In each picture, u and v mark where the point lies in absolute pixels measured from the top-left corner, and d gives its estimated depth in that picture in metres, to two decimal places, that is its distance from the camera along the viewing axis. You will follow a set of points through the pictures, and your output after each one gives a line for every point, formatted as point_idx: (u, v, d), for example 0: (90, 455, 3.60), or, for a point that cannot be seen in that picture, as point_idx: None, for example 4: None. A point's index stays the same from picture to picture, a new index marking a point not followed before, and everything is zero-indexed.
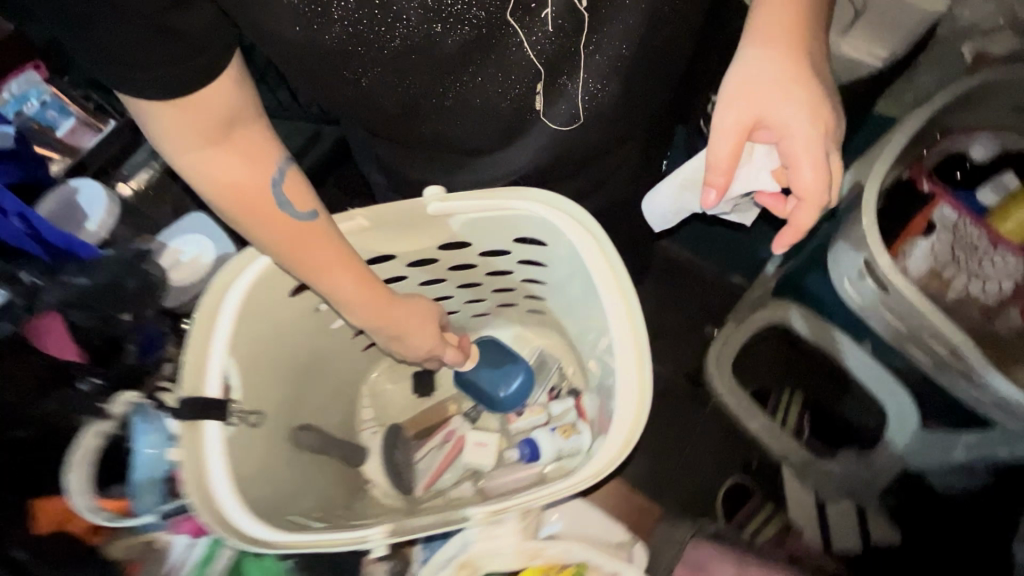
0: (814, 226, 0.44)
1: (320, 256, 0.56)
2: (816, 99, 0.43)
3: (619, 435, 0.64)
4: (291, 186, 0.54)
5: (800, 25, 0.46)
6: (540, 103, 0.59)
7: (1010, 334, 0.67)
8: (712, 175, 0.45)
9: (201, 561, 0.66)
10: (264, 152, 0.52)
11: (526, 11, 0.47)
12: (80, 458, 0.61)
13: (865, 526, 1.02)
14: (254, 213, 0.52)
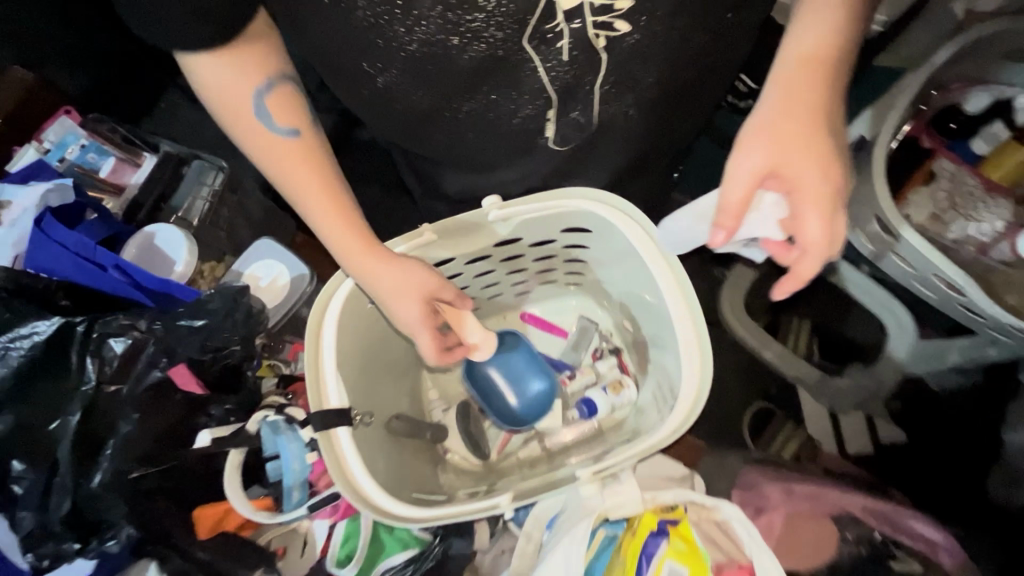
0: (814, 276, 0.49)
1: (296, 175, 0.62)
2: (827, 162, 0.47)
3: (687, 393, 0.75)
4: (279, 104, 0.61)
5: (826, 87, 0.48)
6: (550, 127, 0.66)
7: (1003, 265, 0.77)
8: (721, 219, 0.49)
9: (342, 542, 0.76)
10: (257, 70, 0.58)
11: (542, 40, 0.53)
12: (232, 472, 0.72)
13: (875, 432, 1.17)
14: (244, 124, 0.60)
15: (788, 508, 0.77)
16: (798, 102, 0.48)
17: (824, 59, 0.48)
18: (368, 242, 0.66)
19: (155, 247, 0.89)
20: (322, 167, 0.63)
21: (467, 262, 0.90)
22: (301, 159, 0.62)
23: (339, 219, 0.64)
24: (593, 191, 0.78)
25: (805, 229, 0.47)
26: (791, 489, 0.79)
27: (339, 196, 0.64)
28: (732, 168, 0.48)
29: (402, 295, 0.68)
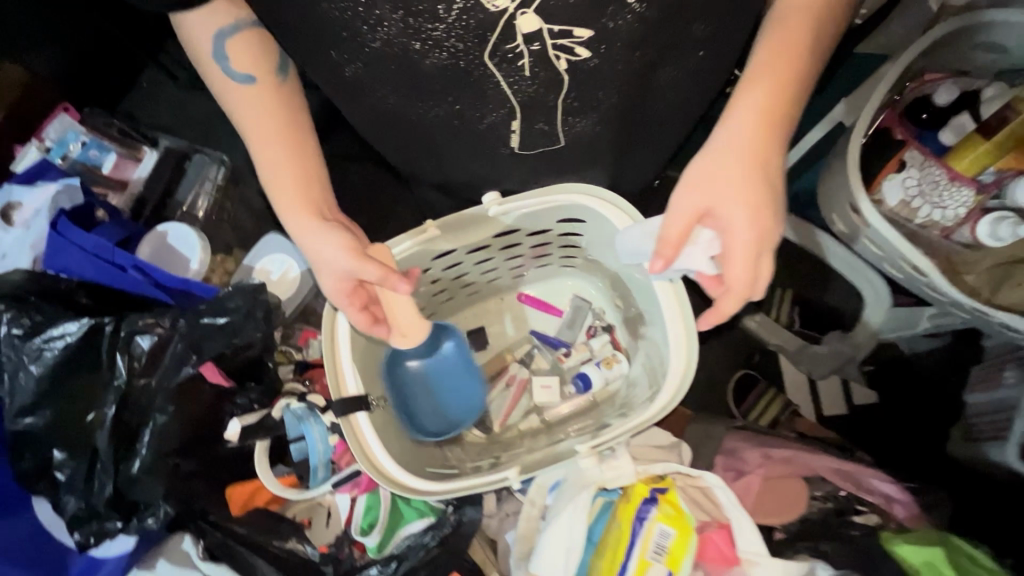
0: (734, 312, 0.62)
1: (253, 117, 0.66)
2: (755, 211, 0.58)
3: (676, 373, 0.77)
4: (240, 49, 0.63)
5: (763, 148, 0.59)
6: (514, 137, 0.70)
7: (964, 248, 0.83)
8: (662, 249, 0.61)
9: (365, 512, 0.83)
10: (225, 13, 0.62)
11: (503, 58, 0.57)
12: (262, 457, 0.79)
13: (849, 393, 1.32)
14: (205, 64, 0.64)
15: (765, 472, 0.84)
16: (736, 156, 0.59)
17: (767, 126, 0.59)
18: (304, 193, 0.68)
19: (170, 245, 0.93)
20: (274, 117, 0.66)
21: (467, 253, 0.96)
22: (258, 103, 0.66)
23: (280, 166, 0.67)
24: (584, 184, 0.81)
25: (732, 270, 0.59)
26: (767, 454, 0.87)
27: (284, 146, 0.67)
28: (673, 207, 0.61)
29: (325, 255, 0.68)
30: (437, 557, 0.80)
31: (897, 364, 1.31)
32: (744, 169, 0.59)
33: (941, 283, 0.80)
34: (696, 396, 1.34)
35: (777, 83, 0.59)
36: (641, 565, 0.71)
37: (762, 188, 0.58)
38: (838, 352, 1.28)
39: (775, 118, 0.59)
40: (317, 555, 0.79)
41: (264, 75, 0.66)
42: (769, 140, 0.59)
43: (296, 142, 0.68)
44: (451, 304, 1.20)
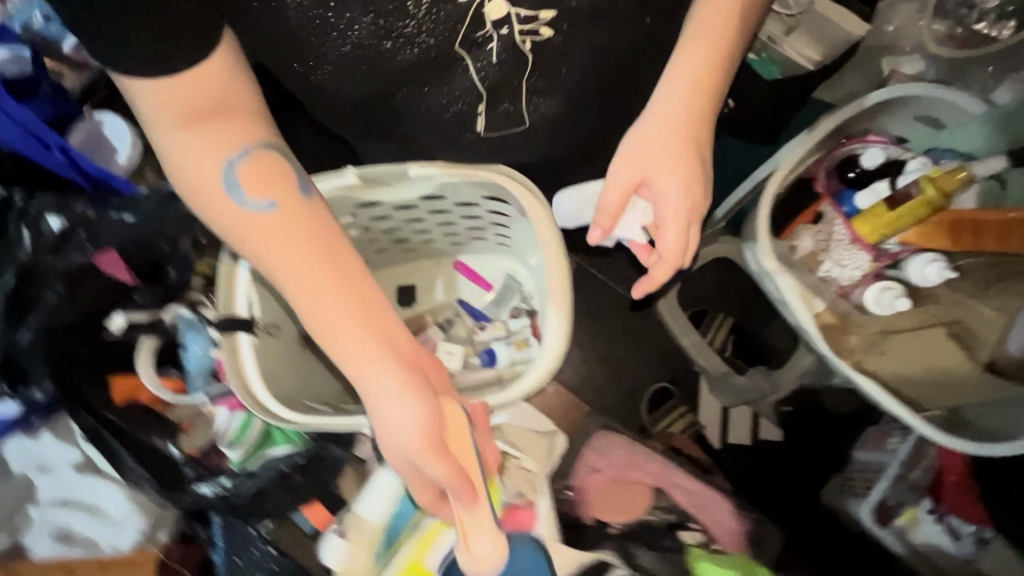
0: (666, 279, 0.68)
1: (281, 245, 0.58)
2: (684, 185, 0.67)
3: (548, 353, 0.80)
4: (252, 174, 0.60)
5: (692, 129, 0.69)
6: (479, 120, 0.77)
7: (857, 312, 0.84)
8: (600, 219, 0.69)
9: (238, 429, 0.86)
10: (231, 140, 0.59)
11: (474, 43, 0.65)
12: (144, 355, 0.83)
13: (757, 428, 1.33)
14: (217, 201, 0.59)
15: (614, 474, 0.90)
16: (664, 133, 0.68)
17: (694, 109, 0.69)
18: (359, 332, 0.57)
19: (103, 136, 0.95)
20: (307, 243, 0.58)
21: (396, 208, 0.99)
22: (282, 231, 0.58)
23: (325, 301, 0.57)
24: (505, 168, 0.86)
25: (663, 237, 0.67)
26: (625, 458, 0.92)
27: (323, 275, 0.57)
28: (613, 178, 0.70)
29: (395, 421, 0.56)
30: (296, 484, 0.85)
31: (806, 415, 1.31)
32: (672, 145, 0.68)
33: (818, 338, 0.81)
34: (606, 399, 1.38)
35: (696, 77, 0.68)
36: (437, 527, 0.74)
37: (691, 162, 0.68)
38: (757, 386, 1.27)
39: (703, 98, 0.69)
40: (179, 455, 0.83)
41: (284, 194, 0.60)
42: (696, 125, 0.69)
43: (337, 267, 0.58)
44: (385, 256, 1.23)
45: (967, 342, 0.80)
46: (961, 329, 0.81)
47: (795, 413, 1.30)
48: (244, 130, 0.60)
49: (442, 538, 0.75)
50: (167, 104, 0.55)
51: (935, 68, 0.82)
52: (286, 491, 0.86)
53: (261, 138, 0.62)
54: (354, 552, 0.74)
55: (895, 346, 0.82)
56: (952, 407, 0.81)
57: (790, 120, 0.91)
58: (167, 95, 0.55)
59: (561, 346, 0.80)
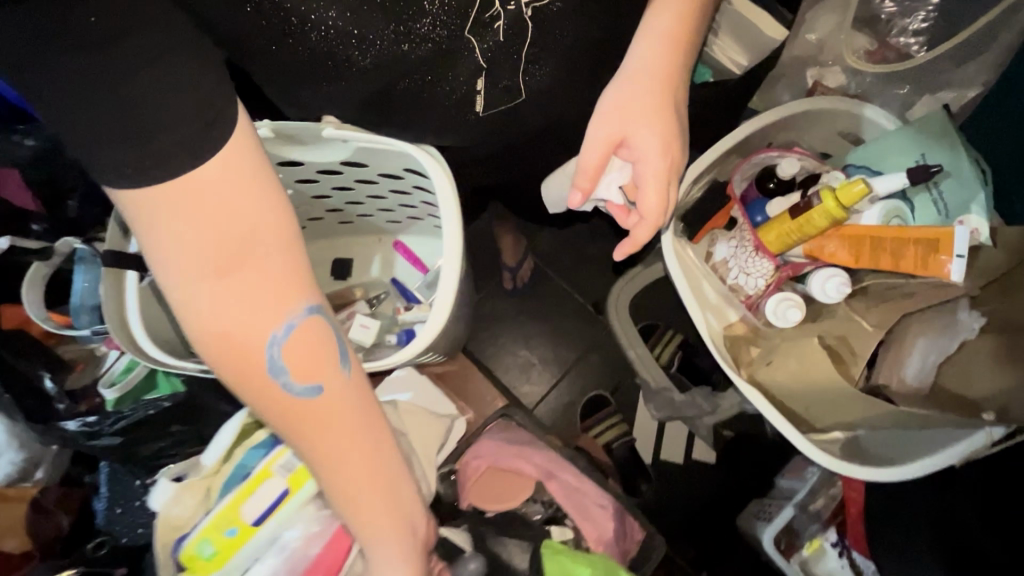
0: (647, 241, 0.67)
1: (325, 443, 0.48)
2: (665, 142, 0.64)
3: (436, 322, 0.82)
4: (299, 351, 0.47)
5: (670, 81, 0.65)
6: (478, 100, 0.69)
7: (766, 325, 0.81)
8: (579, 182, 0.67)
9: (122, 371, 0.86)
10: (272, 302, 0.45)
11: (482, 25, 0.59)
12: (31, 281, 0.81)
13: (690, 447, 1.39)
14: (250, 377, 0.46)
15: (494, 460, 0.90)
16: (646, 91, 0.64)
17: (674, 60, 0.65)
18: (387, 535, 0.53)
19: None
20: (353, 445, 0.49)
21: (319, 172, 0.96)
22: (326, 430, 0.48)
23: (368, 510, 0.51)
24: (426, 145, 0.84)
25: (646, 200, 0.65)
26: (514, 449, 0.91)
27: (367, 490, 0.50)
28: (592, 138, 0.66)
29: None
30: (178, 433, 0.85)
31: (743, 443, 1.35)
32: (653, 99, 0.64)
33: (712, 346, 0.79)
34: (546, 400, 1.43)
35: (675, 27, 0.65)
36: (259, 477, 0.68)
37: (670, 114, 0.64)
38: (697, 404, 1.30)
39: (682, 48, 0.65)
40: (54, 390, 0.82)
41: (334, 376, 0.48)
42: (674, 79, 0.65)
43: (377, 472, 0.51)
44: (321, 226, 1.20)
45: (845, 358, 0.76)
46: (839, 342, 0.76)
47: (735, 439, 1.35)
48: (287, 295, 0.46)
49: (261, 494, 0.67)
50: (186, 250, 0.42)
51: (857, 82, 0.79)
52: (166, 441, 0.85)
53: (307, 299, 0.47)
54: (183, 495, 0.72)
55: (784, 356, 0.78)
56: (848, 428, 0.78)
57: (729, 123, 0.87)
58: (192, 240, 0.42)
59: (444, 320, 0.82)
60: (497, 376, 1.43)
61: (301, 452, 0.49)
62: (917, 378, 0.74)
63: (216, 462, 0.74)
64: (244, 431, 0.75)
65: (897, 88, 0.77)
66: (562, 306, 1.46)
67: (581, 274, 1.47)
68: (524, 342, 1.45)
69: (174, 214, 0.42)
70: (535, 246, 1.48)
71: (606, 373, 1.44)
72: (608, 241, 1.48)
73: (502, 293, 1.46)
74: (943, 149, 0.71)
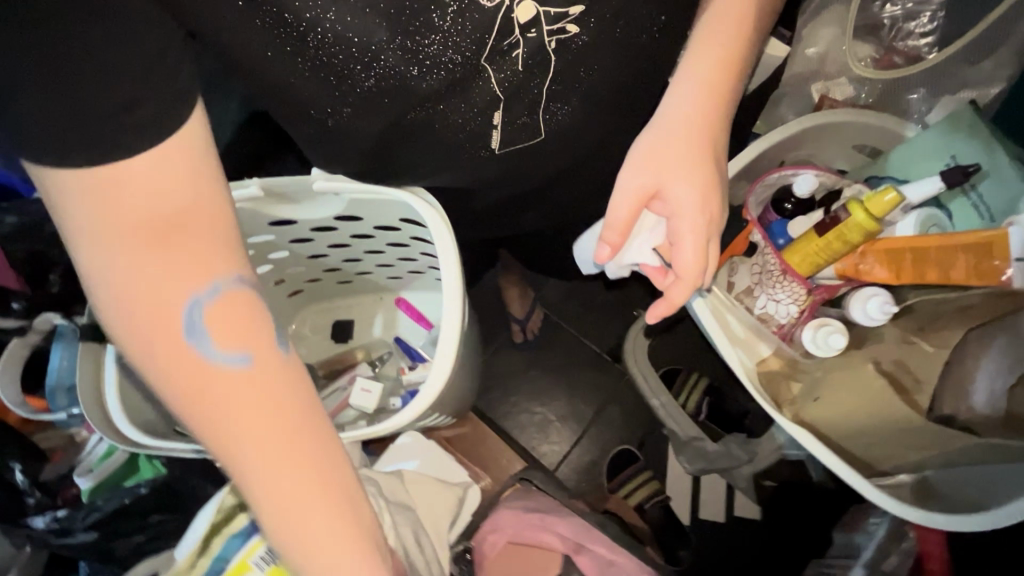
0: (683, 301, 0.63)
1: (263, 435, 0.38)
2: (701, 197, 0.61)
3: (439, 373, 0.75)
4: (225, 317, 0.40)
5: (710, 135, 0.63)
6: (495, 136, 0.66)
7: (805, 357, 0.74)
8: (608, 235, 0.64)
9: (101, 455, 0.79)
10: (199, 265, 0.39)
11: (500, 53, 0.55)
12: (7, 361, 0.75)
13: (732, 502, 1.27)
14: (163, 353, 0.38)
15: (513, 534, 0.80)
16: (682, 141, 0.62)
17: (715, 110, 0.62)
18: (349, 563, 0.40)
19: None
20: (282, 433, 0.39)
21: (314, 230, 0.93)
22: (263, 415, 0.39)
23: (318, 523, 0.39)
24: (420, 189, 0.80)
25: (680, 259, 0.62)
26: (536, 518, 0.80)
27: (318, 492, 0.39)
28: (624, 188, 0.63)
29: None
30: (158, 524, 0.78)
31: (790, 490, 1.20)
32: (692, 152, 0.62)
33: (749, 386, 0.71)
34: (568, 459, 1.32)
35: (716, 75, 0.62)
36: (238, 570, 0.63)
37: (707, 166, 0.62)
38: (733, 455, 1.17)
39: (720, 101, 0.63)
40: (24, 483, 0.75)
41: (271, 352, 0.41)
42: (714, 132, 0.63)
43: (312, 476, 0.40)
44: (319, 288, 1.16)
45: (908, 385, 0.68)
46: (896, 367, 0.69)
47: (780, 487, 1.20)
48: (216, 262, 0.40)
49: None
50: (99, 211, 0.37)
51: (865, 91, 0.75)
52: (144, 534, 0.77)
53: (238, 267, 0.42)
54: None
55: (834, 391, 0.70)
56: (917, 467, 0.67)
57: (735, 146, 0.83)
58: (110, 194, 0.36)
59: (449, 371, 0.75)
60: (513, 435, 1.33)
61: (216, 453, 0.39)
62: (988, 404, 0.65)
63: (189, 556, 0.67)
64: (215, 526, 0.68)
65: (913, 93, 0.72)
66: (575, 356, 1.38)
67: (594, 321, 1.40)
68: (539, 397, 1.36)
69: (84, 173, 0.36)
70: (543, 295, 1.41)
71: (630, 424, 1.34)
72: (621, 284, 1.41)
73: (513, 346, 1.39)
74: (973, 147, 0.67)
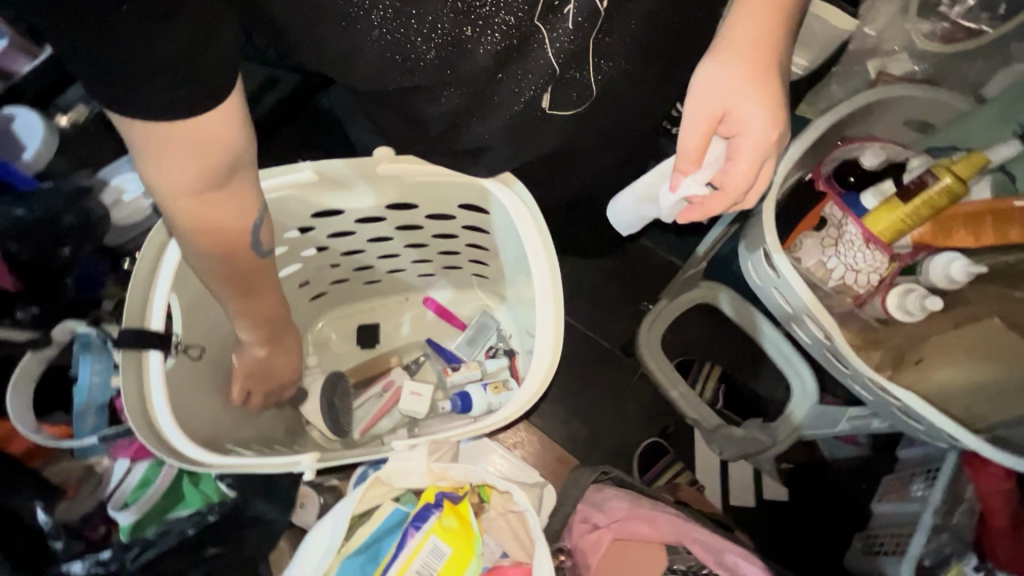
0: (721, 212, 0.54)
1: (260, 281, 0.59)
2: (771, 113, 0.51)
3: (545, 354, 0.72)
4: (264, 229, 0.56)
5: (774, 50, 0.52)
6: (546, 100, 0.61)
7: (876, 321, 0.77)
8: (682, 162, 0.53)
9: (136, 487, 0.68)
10: (250, 202, 0.52)
11: (550, 8, 0.51)
12: (20, 381, 0.65)
13: (760, 485, 1.22)
14: (229, 248, 0.53)
15: (618, 530, 0.77)
16: (750, 62, 0.52)
17: (776, 29, 0.52)
18: (275, 325, 0.66)
19: (11, 131, 0.81)
20: (267, 279, 0.60)
21: (358, 221, 0.85)
22: (259, 273, 0.58)
23: (269, 313, 0.63)
24: (508, 177, 0.77)
25: (734, 174, 0.52)
26: (625, 509, 0.78)
27: (267, 298, 0.62)
28: (689, 115, 0.53)
29: (279, 370, 0.75)
30: (213, 559, 0.67)
31: (807, 472, 1.23)
32: (757, 70, 0.52)
33: (845, 349, 0.71)
34: (597, 456, 1.23)
35: None
36: (410, 556, 0.60)
37: (774, 82, 0.52)
38: (755, 439, 1.17)
39: (783, 19, 0.52)
40: (48, 524, 0.63)
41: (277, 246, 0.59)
42: (776, 45, 0.53)
43: (280, 304, 0.64)
44: (344, 289, 1.07)
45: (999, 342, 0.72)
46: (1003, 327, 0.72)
47: (796, 469, 1.24)
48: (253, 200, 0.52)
49: (422, 560, 0.60)
50: (179, 176, 0.44)
51: (923, 67, 0.79)
52: (196, 572, 0.66)
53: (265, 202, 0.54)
54: None
55: (936, 354, 0.72)
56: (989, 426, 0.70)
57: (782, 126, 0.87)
58: (195, 169, 0.44)
59: (551, 354, 0.72)
60: (526, 440, 1.24)
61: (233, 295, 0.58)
62: None
63: None
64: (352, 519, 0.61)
65: (967, 66, 0.77)
66: (586, 353, 1.29)
67: (606, 318, 1.31)
68: (549, 397, 1.27)
69: (184, 159, 0.43)
70: None
71: (655, 416, 1.27)
72: (634, 278, 1.33)
73: None
74: None
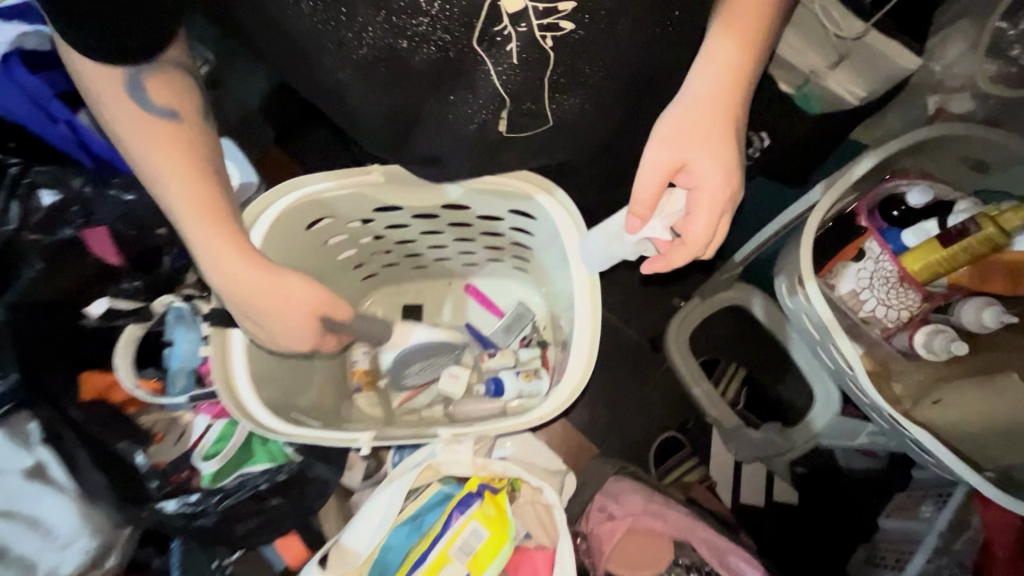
0: (683, 265, 0.57)
1: (175, 175, 0.54)
2: (728, 171, 0.55)
3: (579, 362, 0.78)
4: (164, 93, 0.53)
5: (734, 110, 0.56)
6: (501, 126, 0.59)
7: (902, 354, 0.79)
8: (636, 208, 0.57)
9: (215, 440, 0.79)
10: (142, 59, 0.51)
11: (491, 43, 0.48)
12: (125, 345, 0.77)
13: (772, 487, 1.27)
14: (129, 123, 0.52)
15: (632, 523, 0.84)
16: (705, 112, 0.55)
17: (733, 87, 0.55)
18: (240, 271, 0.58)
19: None
20: (195, 177, 0.55)
21: (415, 216, 0.92)
22: (181, 171, 0.54)
23: (233, 268, 0.57)
24: (555, 189, 0.82)
25: (692, 226, 0.56)
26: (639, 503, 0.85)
27: (212, 222, 0.56)
28: (649, 161, 0.56)
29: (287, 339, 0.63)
30: (275, 508, 0.78)
31: (822, 478, 1.26)
32: (713, 122, 0.55)
33: (864, 381, 0.74)
34: (615, 444, 1.30)
35: (742, 32, 0.55)
36: (453, 535, 0.69)
37: (729, 136, 0.55)
38: (772, 442, 1.23)
39: (747, 71, 0.56)
40: (144, 466, 0.75)
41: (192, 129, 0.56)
42: (737, 105, 0.56)
43: (232, 235, 0.57)
44: (394, 271, 1.15)
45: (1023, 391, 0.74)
46: None
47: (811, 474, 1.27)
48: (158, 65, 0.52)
49: (464, 539, 0.69)
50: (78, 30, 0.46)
51: (986, 107, 0.78)
52: (259, 517, 0.78)
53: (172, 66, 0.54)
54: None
55: (953, 394, 0.75)
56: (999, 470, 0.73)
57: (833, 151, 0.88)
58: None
59: (586, 362, 0.78)
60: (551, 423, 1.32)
61: (154, 177, 0.54)
62: None
63: (370, 548, 0.69)
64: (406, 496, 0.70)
65: None
66: (614, 345, 1.35)
67: (638, 314, 1.36)
68: None
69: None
70: None
71: (675, 413, 1.32)
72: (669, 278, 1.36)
73: None
74: None
